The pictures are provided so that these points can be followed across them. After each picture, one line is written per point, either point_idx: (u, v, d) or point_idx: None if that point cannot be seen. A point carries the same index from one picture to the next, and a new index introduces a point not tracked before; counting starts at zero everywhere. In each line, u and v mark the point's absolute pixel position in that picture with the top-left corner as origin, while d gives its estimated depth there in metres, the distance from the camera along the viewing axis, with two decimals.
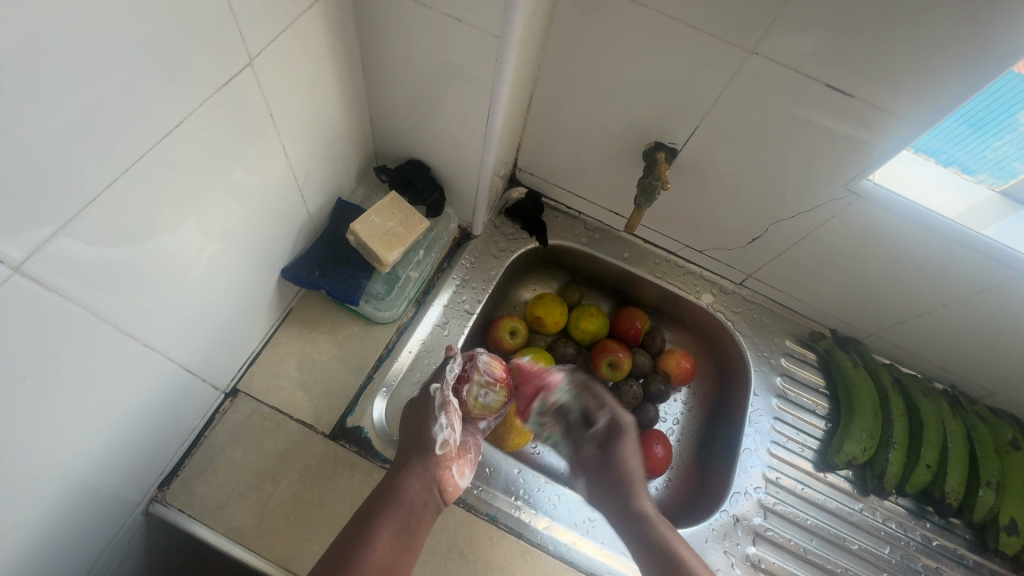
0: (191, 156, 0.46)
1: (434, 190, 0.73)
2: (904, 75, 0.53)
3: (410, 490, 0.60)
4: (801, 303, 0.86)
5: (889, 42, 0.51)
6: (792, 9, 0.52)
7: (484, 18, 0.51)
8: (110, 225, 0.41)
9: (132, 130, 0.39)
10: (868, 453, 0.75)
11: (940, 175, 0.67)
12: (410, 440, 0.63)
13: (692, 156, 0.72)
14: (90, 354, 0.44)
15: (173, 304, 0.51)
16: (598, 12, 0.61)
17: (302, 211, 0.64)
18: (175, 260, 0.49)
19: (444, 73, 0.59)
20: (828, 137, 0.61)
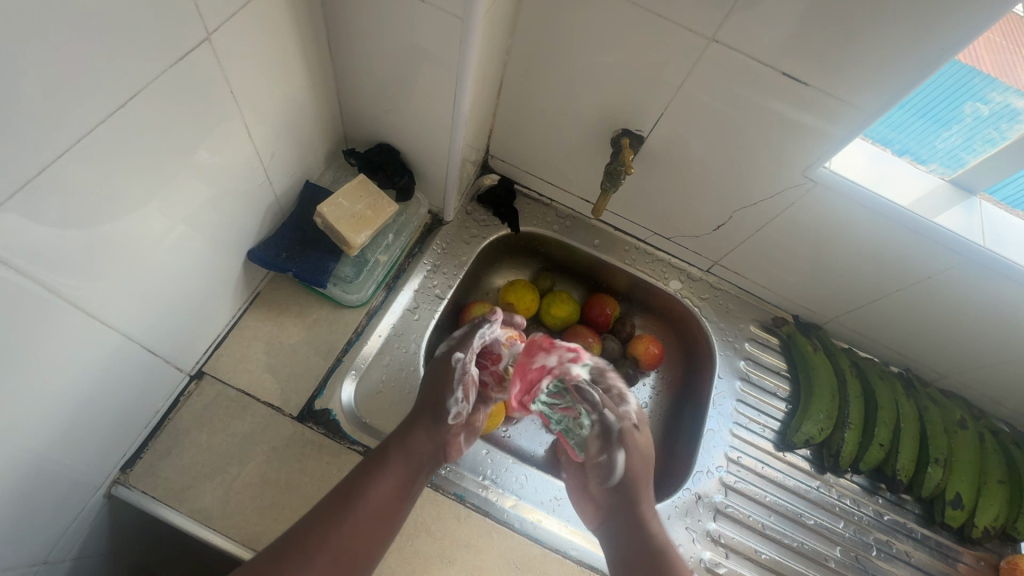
0: (151, 132, 0.45)
1: (404, 175, 0.73)
2: (853, 67, 0.56)
3: (419, 445, 0.61)
4: (764, 290, 0.89)
5: (844, 30, 0.53)
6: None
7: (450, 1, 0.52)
8: (62, 201, 0.40)
9: (83, 100, 0.39)
10: (824, 432, 0.78)
11: (893, 164, 0.70)
12: (430, 401, 0.64)
13: (659, 144, 0.73)
14: (38, 338, 0.43)
15: (128, 291, 0.50)
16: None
17: (269, 193, 0.64)
18: (131, 246, 0.48)
19: (412, 55, 0.60)
20: (788, 125, 0.63)
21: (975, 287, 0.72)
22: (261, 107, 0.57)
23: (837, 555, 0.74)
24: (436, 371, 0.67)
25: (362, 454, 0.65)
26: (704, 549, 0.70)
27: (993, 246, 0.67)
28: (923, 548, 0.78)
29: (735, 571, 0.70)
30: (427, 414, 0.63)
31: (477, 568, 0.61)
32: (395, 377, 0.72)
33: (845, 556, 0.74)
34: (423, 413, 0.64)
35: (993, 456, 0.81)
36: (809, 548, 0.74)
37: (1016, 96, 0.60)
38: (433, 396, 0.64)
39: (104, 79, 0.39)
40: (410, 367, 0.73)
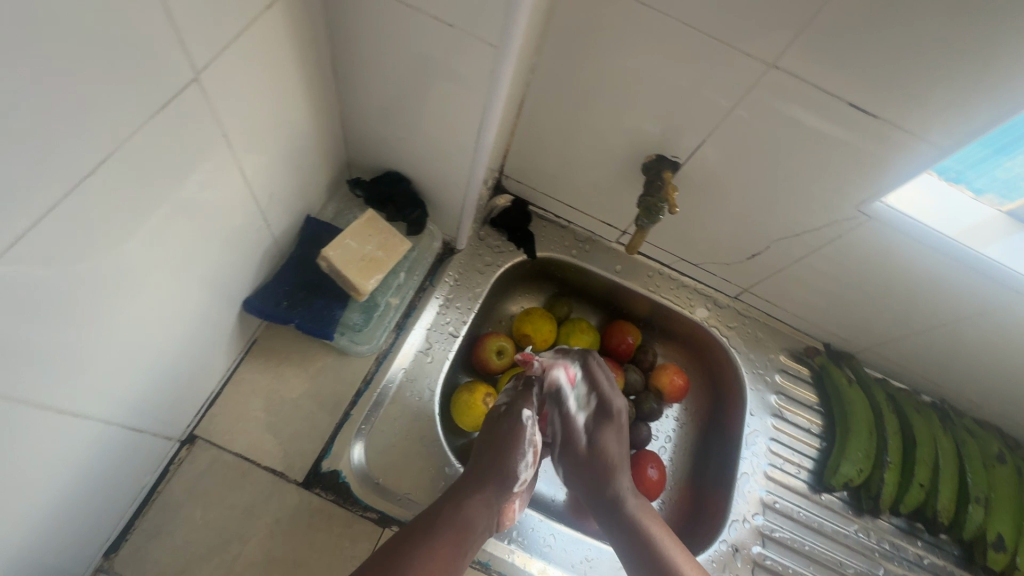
0: (127, 189, 0.37)
1: (416, 206, 0.66)
2: (929, 99, 0.49)
3: (473, 514, 0.58)
4: (796, 318, 0.84)
5: (928, 62, 0.47)
6: (825, 21, 0.47)
7: (483, 26, 0.45)
8: (22, 290, 0.33)
9: (45, 167, 0.31)
10: (863, 474, 0.74)
11: (948, 195, 0.64)
12: (493, 465, 0.63)
13: (695, 171, 0.67)
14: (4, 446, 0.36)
15: (104, 368, 0.43)
16: (603, 16, 0.55)
17: (265, 235, 0.56)
18: (103, 320, 0.41)
19: (431, 82, 0.52)
20: (846, 159, 0.57)
21: None
22: (254, 141, 0.49)
23: None
24: (502, 432, 0.67)
25: (377, 522, 0.59)
26: None
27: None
28: None
29: None
30: (489, 478, 0.61)
31: None
32: (409, 429, 0.65)
33: None
34: (481, 475, 0.62)
35: None
36: None
37: None
38: (503, 457, 0.63)
39: (70, 139, 0.31)
40: (425, 417, 0.66)
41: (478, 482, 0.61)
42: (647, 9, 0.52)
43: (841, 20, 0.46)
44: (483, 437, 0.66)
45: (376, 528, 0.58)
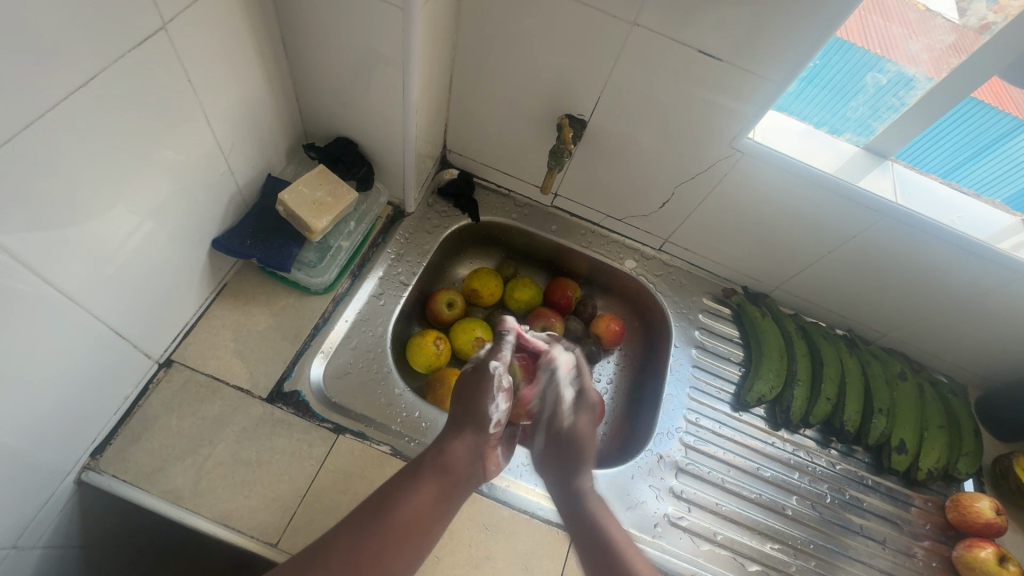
0: (111, 116, 0.47)
1: (363, 166, 0.77)
2: (762, 43, 0.61)
3: (455, 457, 0.63)
4: (714, 263, 0.94)
5: (751, 11, 0.59)
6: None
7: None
8: (21, 179, 0.42)
9: (44, 83, 0.41)
10: (775, 390, 0.83)
11: (813, 134, 0.76)
12: (467, 414, 0.67)
13: (601, 127, 0.78)
14: (7, 319, 0.45)
15: (89, 274, 0.51)
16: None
17: (230, 184, 0.67)
18: (87, 229, 0.49)
19: (361, 48, 0.64)
20: (715, 102, 0.69)
21: (897, 245, 0.78)
22: (218, 99, 0.60)
23: (794, 504, 0.78)
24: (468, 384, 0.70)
25: (332, 431, 0.67)
26: (667, 505, 0.73)
27: (910, 203, 0.74)
28: (875, 493, 0.82)
29: (698, 523, 0.73)
30: (466, 425, 0.66)
31: (449, 532, 0.64)
32: (363, 359, 0.75)
33: (802, 505, 0.78)
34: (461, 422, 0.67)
35: (932, 403, 0.87)
36: (767, 498, 0.78)
37: (907, 64, 0.67)
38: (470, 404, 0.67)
39: (68, 64, 0.42)
40: (378, 349, 0.76)
41: (457, 429, 0.66)
42: None
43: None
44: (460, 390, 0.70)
45: (331, 435, 0.66)
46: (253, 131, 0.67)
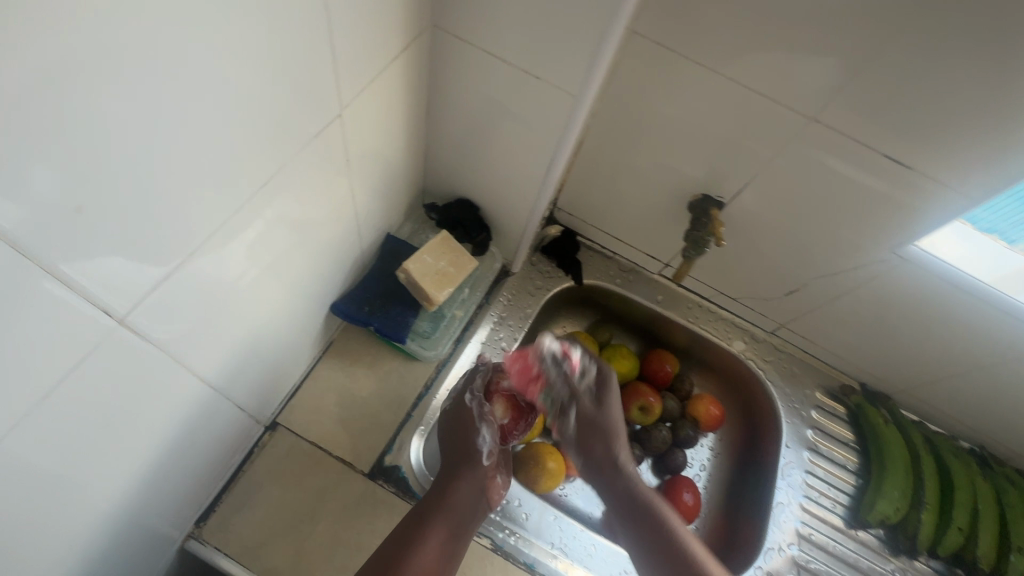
0: (282, 203, 0.45)
1: (482, 231, 0.73)
2: (964, 156, 0.54)
3: (458, 497, 0.63)
4: (832, 356, 0.87)
5: (962, 123, 0.52)
6: (873, 84, 0.53)
7: (564, 78, 0.50)
8: (198, 275, 0.39)
9: (235, 180, 0.38)
10: (901, 512, 0.76)
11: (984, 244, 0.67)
12: (458, 451, 0.65)
13: (738, 211, 0.72)
14: (155, 408, 0.42)
15: (231, 353, 0.49)
16: (666, 74, 0.62)
17: (356, 247, 0.64)
18: (240, 309, 0.47)
19: (506, 125, 0.59)
20: (885, 206, 0.62)
21: None
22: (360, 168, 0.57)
23: None
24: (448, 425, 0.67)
25: None
26: None
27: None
28: None
29: None
30: (461, 465, 0.64)
31: None
32: None
33: None
34: (455, 463, 0.65)
35: None
36: None
37: None
38: (460, 443, 0.65)
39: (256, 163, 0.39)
40: None
41: (454, 468, 0.64)
42: (703, 69, 0.59)
43: (885, 84, 0.52)
44: (444, 431, 0.67)
45: None
46: (382, 195, 0.64)
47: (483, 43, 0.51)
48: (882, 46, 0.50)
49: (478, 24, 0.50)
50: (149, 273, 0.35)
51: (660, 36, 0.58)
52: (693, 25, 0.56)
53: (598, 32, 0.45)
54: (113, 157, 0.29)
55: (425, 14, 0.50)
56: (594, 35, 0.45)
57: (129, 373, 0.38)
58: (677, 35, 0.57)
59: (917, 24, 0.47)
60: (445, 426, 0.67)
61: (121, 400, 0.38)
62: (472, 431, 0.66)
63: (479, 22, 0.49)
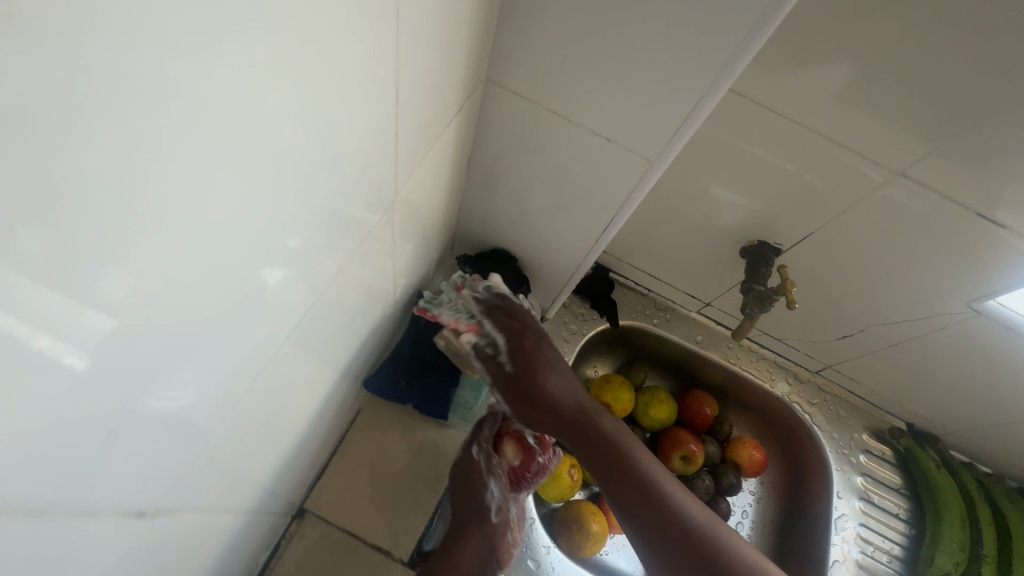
0: (336, 298, 0.39)
1: (522, 284, 0.66)
2: None
3: (467, 554, 0.58)
4: (880, 396, 0.83)
5: None
6: (979, 140, 0.48)
7: (643, 141, 0.44)
8: (264, 388, 0.33)
9: (309, 283, 0.32)
10: (961, 567, 0.72)
11: None
12: (464, 506, 0.60)
13: (796, 259, 0.67)
14: (200, 542, 0.35)
15: (273, 459, 0.42)
16: (734, 121, 0.56)
17: (394, 314, 0.58)
18: (285, 407, 0.41)
19: (562, 183, 0.52)
20: (964, 261, 0.58)
21: None
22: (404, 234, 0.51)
23: None
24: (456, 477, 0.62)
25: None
26: None
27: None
28: None
29: None
30: (467, 521, 0.59)
31: None
32: None
33: None
34: (464, 519, 0.59)
35: None
36: None
37: None
38: (466, 498, 0.60)
39: (318, 270, 0.33)
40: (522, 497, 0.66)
41: (461, 524, 0.59)
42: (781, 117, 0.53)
43: (992, 140, 0.48)
44: (452, 484, 0.61)
45: None
46: (419, 254, 0.58)
47: (550, 101, 0.45)
48: (996, 101, 0.46)
49: (546, 80, 0.44)
50: (229, 400, 0.29)
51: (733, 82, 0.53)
52: (775, 74, 0.51)
53: (696, 97, 0.40)
54: (198, 284, 0.20)
55: (483, 69, 0.44)
56: (689, 99, 0.40)
57: (192, 512, 0.31)
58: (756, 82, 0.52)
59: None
60: (453, 479, 0.61)
61: (162, 557, 0.31)
62: (479, 482, 0.61)
63: (546, 77, 0.43)
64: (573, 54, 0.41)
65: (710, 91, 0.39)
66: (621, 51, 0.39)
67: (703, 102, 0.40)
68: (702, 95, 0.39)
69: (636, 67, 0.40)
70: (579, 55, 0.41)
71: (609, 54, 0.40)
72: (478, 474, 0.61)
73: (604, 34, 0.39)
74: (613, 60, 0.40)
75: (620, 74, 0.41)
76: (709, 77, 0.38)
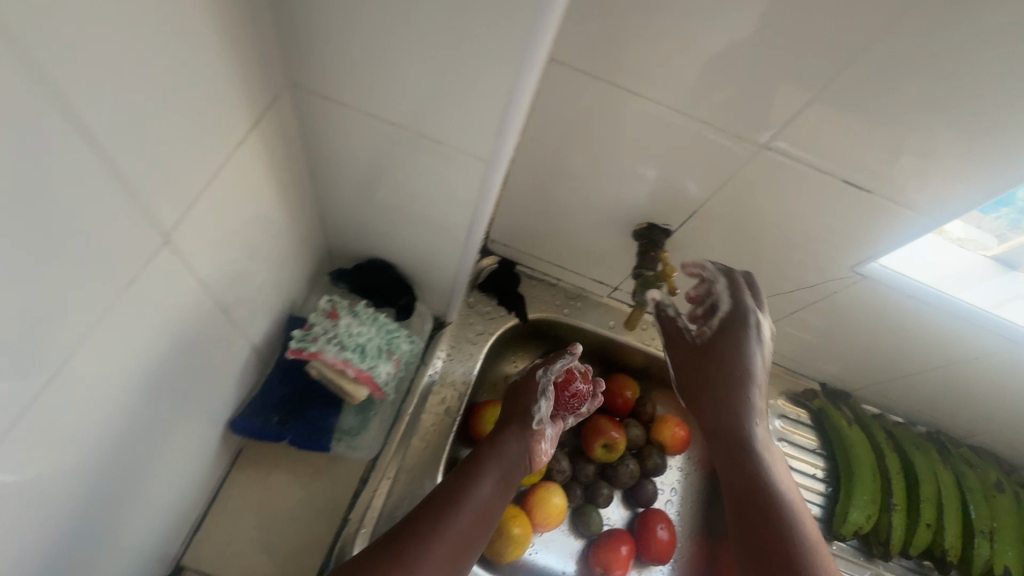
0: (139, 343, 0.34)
1: (405, 294, 0.63)
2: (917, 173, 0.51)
3: (508, 449, 0.66)
4: (791, 361, 0.85)
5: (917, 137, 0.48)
6: (822, 111, 0.49)
7: (477, 139, 0.41)
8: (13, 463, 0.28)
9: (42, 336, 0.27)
10: (872, 519, 0.75)
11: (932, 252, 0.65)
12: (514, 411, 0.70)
13: (685, 238, 0.67)
14: None
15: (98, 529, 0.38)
16: (597, 104, 0.54)
17: (267, 345, 0.54)
18: (104, 469, 0.36)
19: (418, 189, 0.49)
20: (836, 225, 0.59)
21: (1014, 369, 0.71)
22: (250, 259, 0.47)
23: None
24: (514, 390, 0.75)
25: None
26: None
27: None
28: None
29: None
30: (511, 423, 0.68)
31: None
32: None
33: None
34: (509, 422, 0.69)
35: None
36: None
37: None
38: (518, 405, 0.71)
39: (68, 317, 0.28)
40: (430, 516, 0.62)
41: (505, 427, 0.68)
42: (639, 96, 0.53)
43: (836, 110, 0.48)
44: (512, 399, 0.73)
45: None
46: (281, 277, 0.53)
47: (380, 109, 0.42)
48: (834, 71, 0.46)
49: (367, 89, 0.40)
50: None
51: (587, 66, 0.52)
52: (625, 51, 0.49)
53: (512, 90, 0.37)
54: None
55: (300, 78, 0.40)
56: (507, 94, 0.37)
57: None
58: (607, 64, 0.51)
59: (868, 50, 0.44)
60: (513, 393, 0.74)
61: None
62: (530, 393, 0.71)
63: (365, 85, 0.40)
64: (381, 61, 0.38)
65: (523, 81, 0.37)
66: (425, 50, 0.36)
67: (521, 93, 0.37)
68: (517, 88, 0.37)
69: (445, 67, 0.37)
70: (387, 60, 0.38)
71: (417, 57, 0.37)
72: (534, 390, 0.73)
73: (406, 36, 0.36)
74: (422, 62, 0.37)
75: (435, 75, 0.38)
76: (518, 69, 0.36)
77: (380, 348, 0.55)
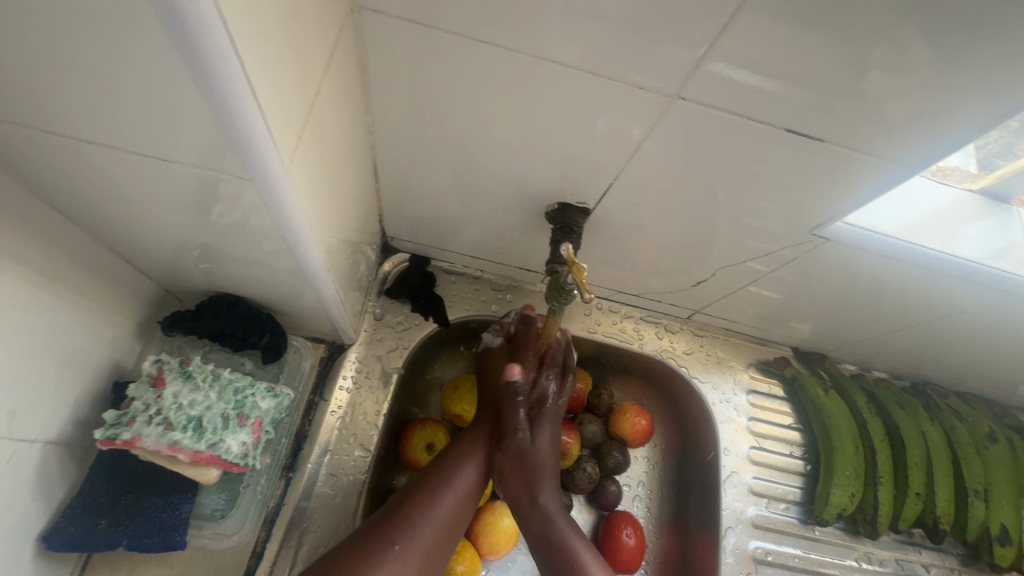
0: None
1: (266, 329, 0.52)
2: (870, 112, 0.40)
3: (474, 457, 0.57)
4: (756, 329, 0.75)
5: (863, 62, 0.37)
6: (729, 43, 0.37)
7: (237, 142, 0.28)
8: None
9: None
10: (855, 498, 0.67)
11: (902, 201, 0.55)
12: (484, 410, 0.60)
13: (609, 215, 0.57)
14: None
15: None
16: (459, 65, 0.43)
17: (82, 434, 0.43)
18: None
19: (220, 217, 0.37)
20: (782, 182, 0.48)
21: (1002, 317, 0.62)
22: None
23: None
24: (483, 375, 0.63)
25: None
26: None
27: (1016, 268, 0.57)
28: None
29: None
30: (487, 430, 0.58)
31: None
32: None
33: None
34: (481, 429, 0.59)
35: None
36: None
37: None
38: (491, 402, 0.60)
39: None
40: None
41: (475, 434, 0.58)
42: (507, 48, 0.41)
43: (747, 39, 0.37)
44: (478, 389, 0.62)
45: None
46: (79, 347, 0.42)
47: (81, 134, 0.29)
48: None
49: (44, 111, 0.27)
50: None
51: (430, 16, 0.39)
52: None
53: (207, 86, 0.24)
54: None
55: None
56: (208, 89, 0.25)
57: None
58: (444, 12, 0.39)
59: None
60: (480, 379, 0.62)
61: None
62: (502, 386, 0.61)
63: (37, 103, 0.27)
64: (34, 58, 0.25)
65: (222, 63, 0.24)
66: (66, 43, 0.23)
67: (228, 81, 0.24)
68: (212, 75, 0.24)
69: (112, 62, 0.24)
70: (33, 68, 0.25)
71: (63, 52, 0.24)
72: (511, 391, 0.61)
73: (23, 23, 0.22)
74: (75, 61, 0.24)
75: (110, 74, 0.25)
76: (196, 54, 0.23)
77: (227, 416, 0.44)
